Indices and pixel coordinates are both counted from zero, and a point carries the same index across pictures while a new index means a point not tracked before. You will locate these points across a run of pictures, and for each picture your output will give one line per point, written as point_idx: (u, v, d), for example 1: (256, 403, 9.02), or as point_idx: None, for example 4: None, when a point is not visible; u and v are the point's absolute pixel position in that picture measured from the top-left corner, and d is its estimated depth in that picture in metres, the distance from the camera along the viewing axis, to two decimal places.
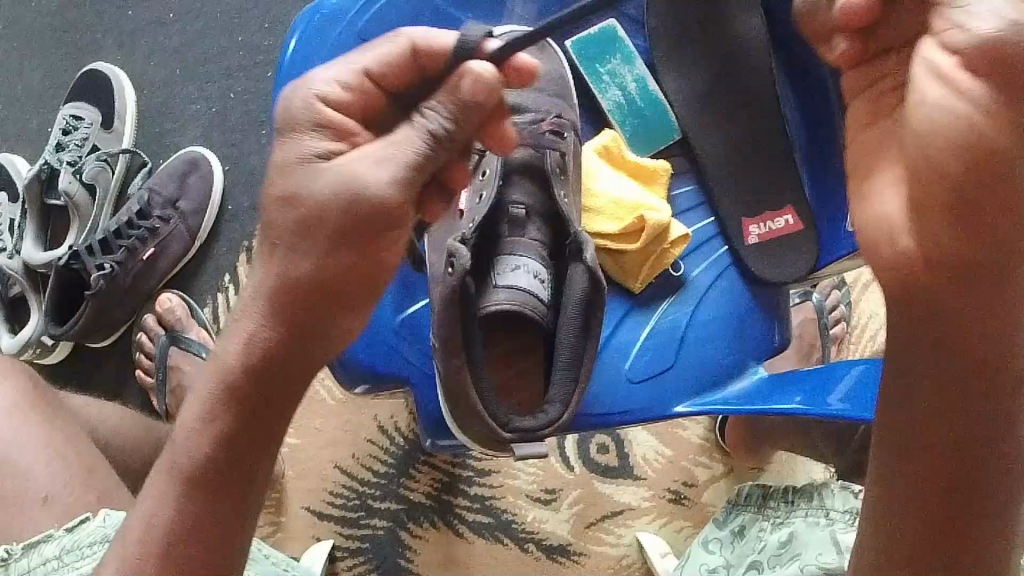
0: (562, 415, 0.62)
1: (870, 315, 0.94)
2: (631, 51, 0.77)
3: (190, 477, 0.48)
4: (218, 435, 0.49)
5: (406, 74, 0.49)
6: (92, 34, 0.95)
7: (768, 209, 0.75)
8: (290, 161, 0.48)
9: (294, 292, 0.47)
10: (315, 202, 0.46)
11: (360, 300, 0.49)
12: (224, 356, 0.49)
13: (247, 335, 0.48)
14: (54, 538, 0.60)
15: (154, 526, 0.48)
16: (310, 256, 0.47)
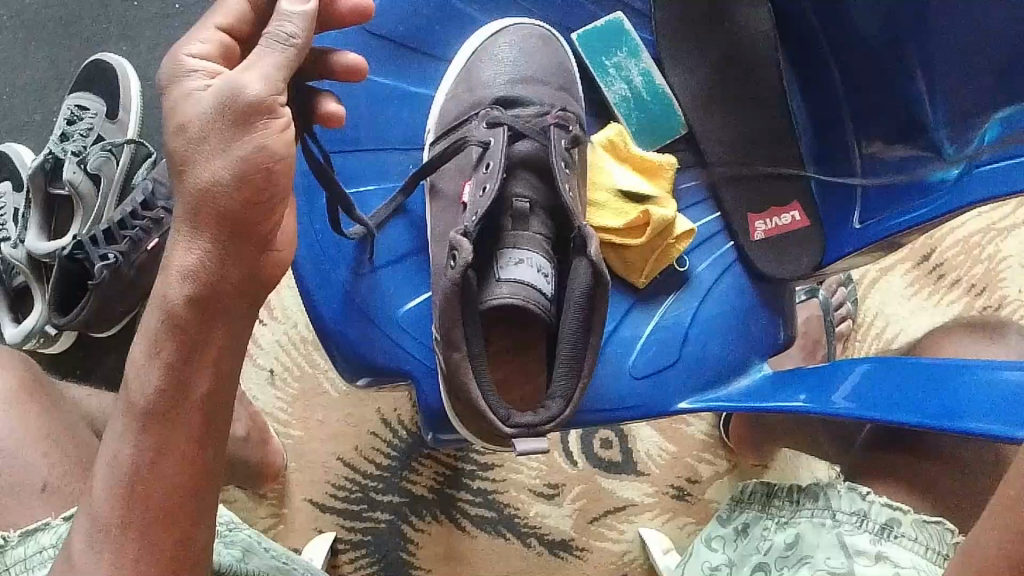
0: (563, 411, 0.62)
1: (874, 313, 0.94)
2: (637, 45, 0.77)
3: (145, 413, 0.46)
4: (168, 365, 0.45)
5: (255, 22, 0.49)
6: (96, 25, 0.96)
7: (772, 206, 0.75)
8: (172, 105, 0.45)
9: (219, 206, 0.44)
10: (201, 120, 0.44)
11: (272, 197, 0.45)
12: (162, 282, 0.45)
13: (185, 265, 0.45)
14: (51, 527, 0.59)
15: (117, 470, 0.46)
16: (214, 161, 0.44)
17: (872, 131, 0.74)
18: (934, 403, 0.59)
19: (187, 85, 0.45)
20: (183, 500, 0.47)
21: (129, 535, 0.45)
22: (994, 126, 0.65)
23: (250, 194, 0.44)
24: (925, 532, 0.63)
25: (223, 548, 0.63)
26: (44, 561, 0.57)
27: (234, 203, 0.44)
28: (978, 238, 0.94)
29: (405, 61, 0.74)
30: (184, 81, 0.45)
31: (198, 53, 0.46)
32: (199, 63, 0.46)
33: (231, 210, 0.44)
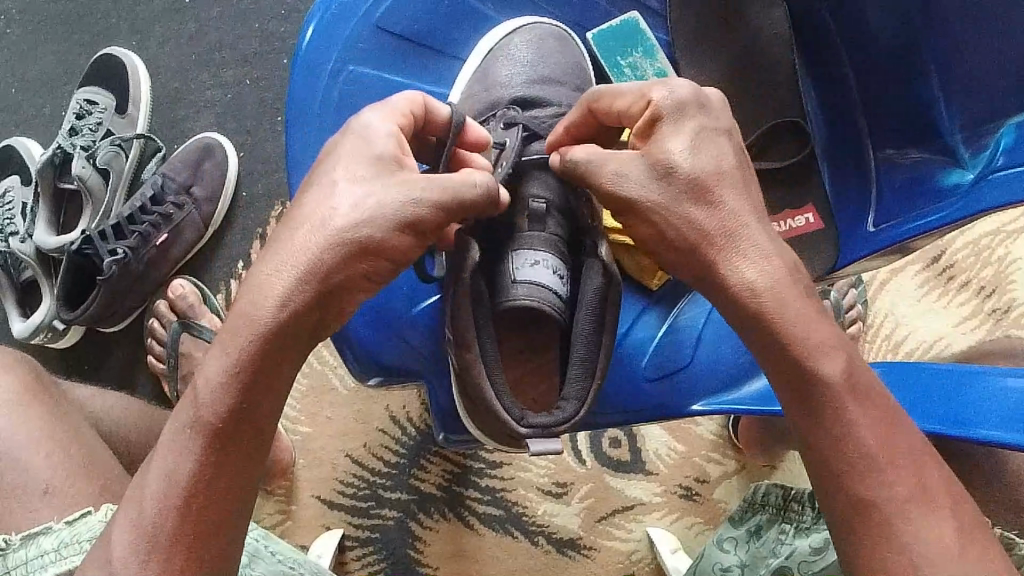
0: (578, 413, 0.60)
1: (884, 315, 0.94)
2: (653, 46, 0.76)
3: (211, 427, 0.44)
4: (241, 385, 0.44)
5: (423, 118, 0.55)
6: (106, 19, 0.95)
7: (788, 208, 0.74)
8: (351, 138, 0.49)
9: (334, 260, 0.45)
10: (368, 161, 0.48)
11: (389, 254, 0.46)
12: (250, 300, 0.44)
13: (282, 293, 0.44)
14: (53, 531, 0.59)
15: (173, 480, 0.44)
16: (346, 208, 0.46)
17: (889, 134, 0.74)
18: (954, 409, 0.58)
19: (375, 134, 0.49)
20: (229, 517, 0.45)
21: (177, 547, 0.43)
22: (1007, 131, 0.65)
23: (368, 263, 0.45)
24: None
25: None
26: (46, 565, 0.56)
27: (348, 270, 0.45)
28: (988, 241, 0.94)
29: (420, 60, 0.74)
30: (374, 128, 0.49)
31: (389, 122, 0.50)
32: (390, 128, 0.50)
33: (342, 266, 0.45)
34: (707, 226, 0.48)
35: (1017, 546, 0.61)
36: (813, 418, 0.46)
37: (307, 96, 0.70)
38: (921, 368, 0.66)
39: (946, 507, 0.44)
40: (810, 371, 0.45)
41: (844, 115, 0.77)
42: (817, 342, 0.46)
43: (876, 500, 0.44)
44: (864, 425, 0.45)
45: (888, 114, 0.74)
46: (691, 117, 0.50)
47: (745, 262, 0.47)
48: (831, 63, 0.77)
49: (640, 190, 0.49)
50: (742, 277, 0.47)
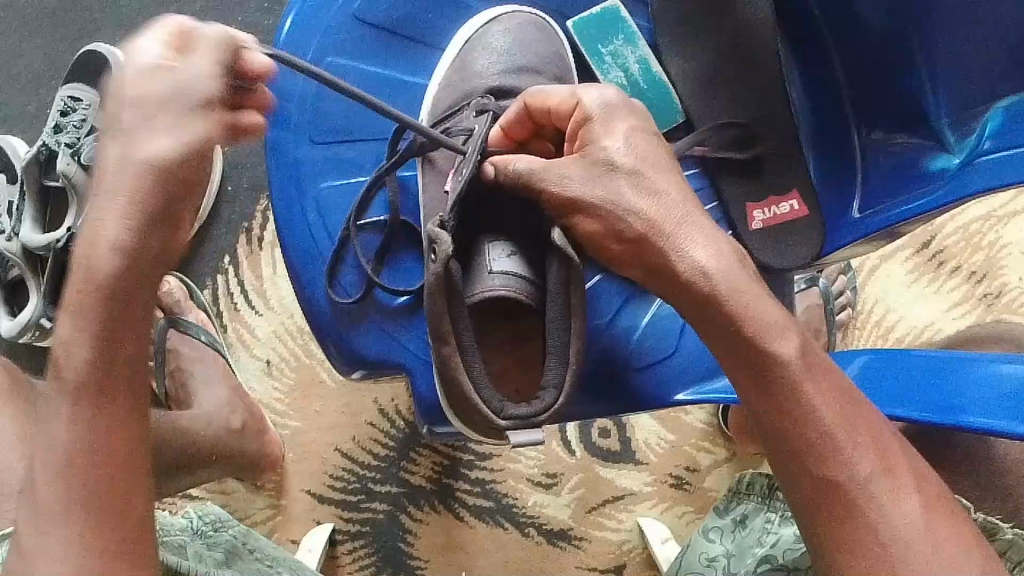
0: (557, 400, 0.59)
1: (874, 301, 0.93)
2: (634, 32, 0.76)
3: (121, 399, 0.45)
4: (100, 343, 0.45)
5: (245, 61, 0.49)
6: (91, 15, 0.95)
7: (772, 195, 0.74)
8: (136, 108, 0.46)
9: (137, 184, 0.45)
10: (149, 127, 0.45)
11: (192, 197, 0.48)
12: (85, 257, 0.45)
13: (115, 244, 0.45)
14: None
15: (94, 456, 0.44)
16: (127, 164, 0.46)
17: (874, 119, 0.74)
18: (935, 395, 0.58)
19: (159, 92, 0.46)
20: None
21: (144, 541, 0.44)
22: (994, 115, 0.65)
23: (167, 189, 0.46)
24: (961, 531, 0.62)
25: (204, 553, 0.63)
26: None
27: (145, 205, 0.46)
28: (977, 226, 0.93)
29: (398, 50, 0.74)
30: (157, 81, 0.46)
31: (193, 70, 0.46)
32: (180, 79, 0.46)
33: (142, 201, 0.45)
34: (654, 216, 0.51)
35: (1001, 533, 0.61)
36: (766, 394, 0.48)
37: (285, 87, 0.70)
38: (906, 355, 0.66)
39: (908, 482, 0.46)
40: (767, 351, 0.47)
41: (828, 101, 0.77)
42: (772, 323, 0.48)
43: (839, 480, 0.46)
44: (822, 401, 0.47)
45: (872, 102, 0.74)
46: (620, 118, 0.54)
47: (696, 247, 0.49)
48: (812, 47, 0.77)
49: (584, 189, 0.52)
50: (694, 260, 0.49)
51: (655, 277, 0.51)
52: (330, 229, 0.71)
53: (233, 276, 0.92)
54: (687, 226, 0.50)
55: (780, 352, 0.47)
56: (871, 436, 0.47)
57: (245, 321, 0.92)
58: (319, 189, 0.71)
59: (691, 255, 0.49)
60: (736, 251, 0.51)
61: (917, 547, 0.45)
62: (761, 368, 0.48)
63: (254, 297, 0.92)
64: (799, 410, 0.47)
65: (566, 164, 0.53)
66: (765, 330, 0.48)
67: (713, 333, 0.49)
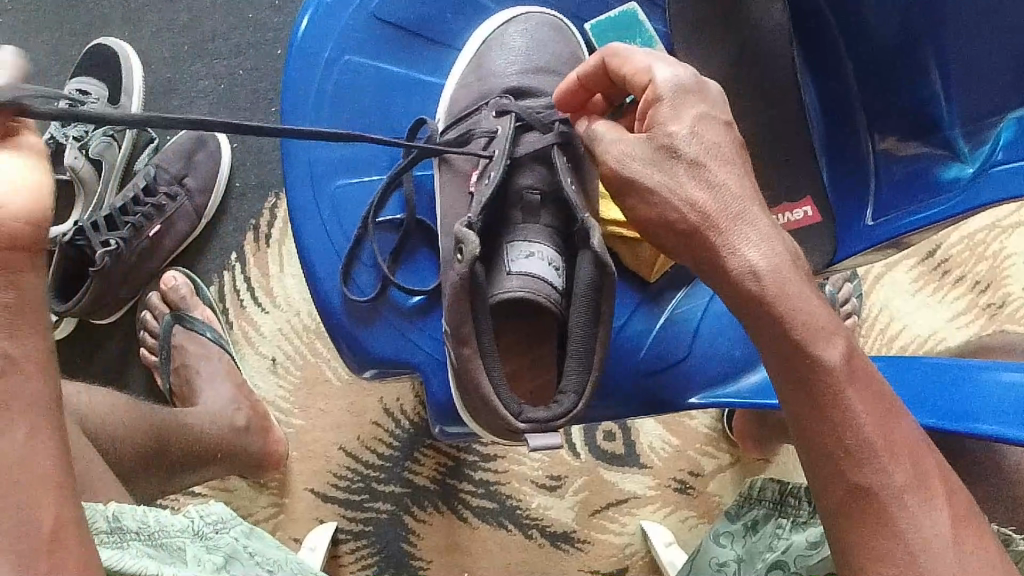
0: (576, 405, 0.59)
1: (878, 309, 0.94)
2: (650, 36, 0.76)
3: None
4: None
5: None
6: (100, 9, 0.95)
7: (786, 201, 0.75)
8: None
9: None
10: None
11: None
12: None
13: None
14: None
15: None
16: None
17: (888, 126, 0.75)
18: (951, 402, 0.58)
19: None
20: None
21: None
22: (1007, 126, 0.65)
23: None
24: None
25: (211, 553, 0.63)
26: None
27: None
28: (982, 236, 0.94)
29: (415, 50, 0.74)
30: None
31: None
32: None
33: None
34: (711, 209, 0.47)
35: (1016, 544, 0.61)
36: (815, 403, 0.46)
37: (302, 83, 0.70)
38: (913, 362, 0.67)
39: (940, 496, 0.46)
40: (813, 357, 0.46)
41: (842, 109, 0.77)
42: (818, 325, 0.46)
43: (872, 487, 0.46)
44: (864, 411, 0.46)
45: (884, 111, 0.74)
46: (691, 104, 0.50)
47: (750, 246, 0.47)
48: (825, 55, 0.77)
49: (645, 169, 0.49)
50: (744, 259, 0.46)
51: (706, 270, 0.48)
52: (343, 223, 0.71)
53: (239, 273, 0.92)
54: (741, 222, 0.47)
55: (825, 359, 0.46)
56: (909, 449, 0.46)
57: (250, 318, 0.92)
58: (334, 187, 0.71)
59: (744, 254, 0.47)
60: (792, 251, 0.48)
61: (946, 560, 0.44)
62: (812, 375, 0.46)
63: (259, 294, 0.92)
64: (839, 418, 0.46)
65: (629, 142, 0.50)
66: (809, 333, 0.46)
67: (760, 331, 0.47)
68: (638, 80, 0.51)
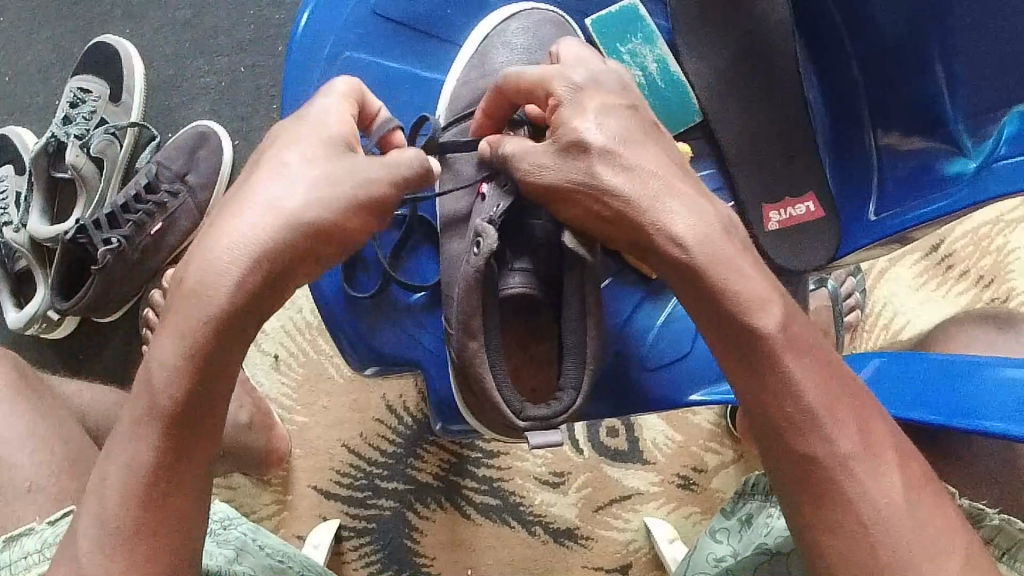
0: (575, 402, 0.59)
1: (882, 304, 0.94)
2: (652, 31, 0.74)
3: (168, 411, 0.45)
4: (194, 373, 0.45)
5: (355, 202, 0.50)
6: (101, 6, 0.95)
7: (788, 196, 0.74)
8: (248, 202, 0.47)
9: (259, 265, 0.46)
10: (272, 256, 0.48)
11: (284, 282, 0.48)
12: (203, 290, 0.45)
13: (239, 277, 0.45)
14: (35, 532, 0.58)
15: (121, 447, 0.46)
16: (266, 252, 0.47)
17: (891, 120, 0.74)
18: (953, 398, 0.58)
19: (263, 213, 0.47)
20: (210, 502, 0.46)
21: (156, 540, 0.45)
22: (1012, 119, 0.64)
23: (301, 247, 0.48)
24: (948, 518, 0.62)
25: (215, 548, 0.64)
26: (29, 565, 0.56)
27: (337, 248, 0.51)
28: (987, 231, 0.94)
29: (416, 46, 0.73)
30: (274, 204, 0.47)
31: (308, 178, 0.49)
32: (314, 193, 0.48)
33: (321, 233, 0.48)
34: (631, 192, 0.48)
35: (988, 519, 0.60)
36: (753, 372, 0.47)
37: (301, 80, 0.71)
38: (921, 357, 0.66)
39: (891, 463, 0.47)
40: (749, 327, 0.47)
41: (845, 103, 0.77)
42: (750, 295, 0.47)
43: (820, 457, 0.47)
44: (806, 377, 0.47)
45: (887, 105, 0.74)
46: (595, 101, 0.52)
47: (676, 217, 0.47)
48: (829, 51, 0.76)
49: (558, 172, 0.51)
50: (672, 232, 0.47)
51: (638, 244, 0.49)
52: None
53: None
54: (662, 198, 0.48)
55: (760, 329, 0.47)
56: (856, 415, 0.47)
57: None
58: None
59: (667, 226, 0.47)
60: (723, 220, 0.48)
61: (897, 534, 0.45)
62: (747, 345, 0.47)
63: None
64: (779, 385, 0.47)
65: (542, 151, 0.52)
66: (746, 305, 0.47)
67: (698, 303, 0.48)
68: (547, 87, 0.54)
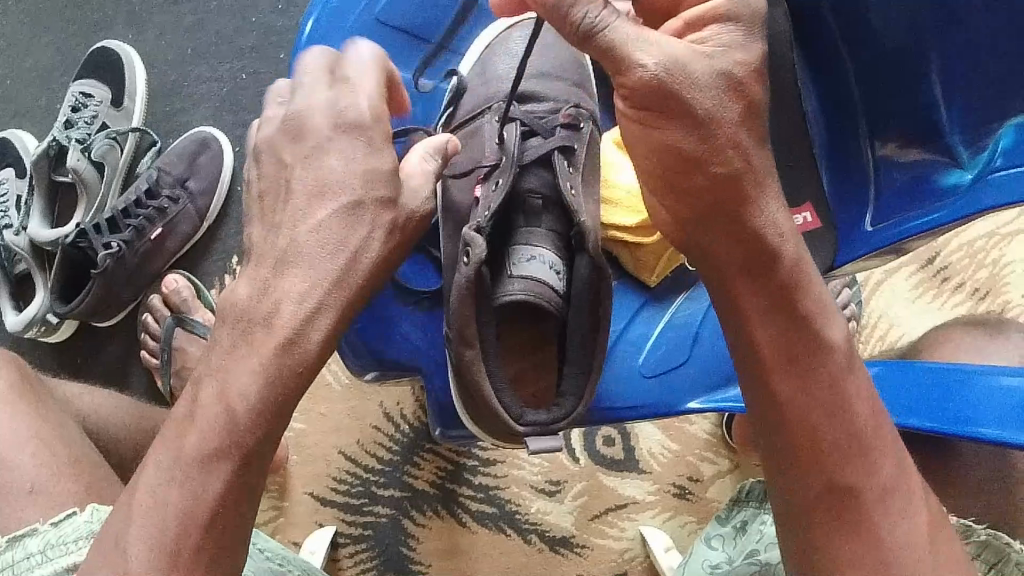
0: (576, 409, 0.60)
1: (878, 316, 0.94)
2: None
3: (238, 445, 0.45)
4: (273, 410, 0.45)
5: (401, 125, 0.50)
6: (104, 12, 0.95)
7: (785, 207, 0.75)
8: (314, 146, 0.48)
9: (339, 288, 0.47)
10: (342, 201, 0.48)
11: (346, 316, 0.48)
12: (288, 329, 0.45)
13: (317, 305, 0.46)
14: (39, 532, 0.58)
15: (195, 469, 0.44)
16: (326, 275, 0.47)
17: (888, 131, 0.75)
18: (947, 405, 0.59)
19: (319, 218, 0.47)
20: None
21: None
22: (1007, 131, 0.66)
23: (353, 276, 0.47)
24: None
25: None
26: (30, 566, 0.57)
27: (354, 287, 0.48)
28: (982, 244, 0.94)
29: (415, 53, 0.74)
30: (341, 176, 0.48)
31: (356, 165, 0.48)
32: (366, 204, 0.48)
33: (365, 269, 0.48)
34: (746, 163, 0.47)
35: (976, 534, 0.60)
36: (802, 376, 0.49)
37: None
38: (915, 366, 0.67)
39: (919, 496, 0.49)
40: (820, 335, 0.49)
41: (843, 116, 0.78)
42: (822, 304, 0.49)
43: (859, 486, 0.48)
44: (860, 402, 0.49)
45: (883, 118, 0.75)
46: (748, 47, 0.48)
47: (771, 204, 0.48)
48: (828, 65, 0.77)
49: (698, 94, 0.45)
50: (768, 220, 0.48)
51: (705, 240, 0.49)
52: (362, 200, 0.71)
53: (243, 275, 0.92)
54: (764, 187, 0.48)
55: (830, 337, 0.49)
56: (896, 449, 0.49)
57: None
58: None
59: (768, 211, 0.48)
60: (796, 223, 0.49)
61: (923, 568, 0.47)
62: (804, 347, 0.49)
63: None
64: (834, 400, 0.48)
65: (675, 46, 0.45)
66: (818, 317, 0.49)
67: (752, 305, 0.49)
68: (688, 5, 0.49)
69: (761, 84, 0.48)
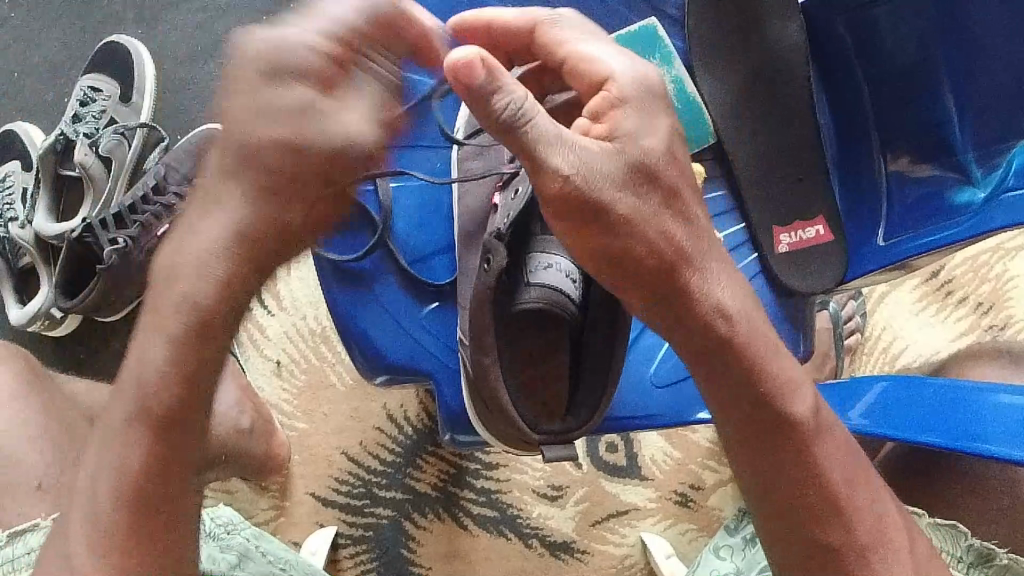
0: (592, 420, 0.60)
1: (881, 328, 0.95)
2: (669, 53, 0.73)
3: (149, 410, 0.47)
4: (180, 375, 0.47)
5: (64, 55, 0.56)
6: (112, 7, 0.95)
7: (797, 219, 0.75)
8: None
9: None
10: None
11: None
12: None
13: None
14: (40, 527, 0.60)
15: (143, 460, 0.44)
16: None
17: (900, 146, 0.75)
18: (955, 418, 0.59)
19: None
20: None
21: None
22: (1019, 152, 0.67)
23: None
24: (939, 534, 0.65)
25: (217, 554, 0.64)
26: None
27: None
28: (986, 257, 0.95)
29: None
30: None
31: None
32: None
33: None
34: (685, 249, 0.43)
35: (997, 558, 0.62)
36: (771, 450, 0.48)
37: None
38: (920, 381, 0.67)
39: (898, 547, 0.51)
40: (787, 412, 0.48)
41: (856, 129, 0.77)
42: (785, 379, 0.48)
43: (836, 544, 0.50)
44: (831, 466, 0.49)
45: (897, 132, 0.75)
46: (653, 113, 0.45)
47: (720, 289, 0.45)
48: (844, 78, 0.77)
49: (633, 206, 0.42)
50: (718, 308, 0.45)
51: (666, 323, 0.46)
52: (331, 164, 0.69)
53: None
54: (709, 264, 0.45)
55: (796, 414, 0.48)
56: (871, 506, 0.51)
57: (256, 322, 0.91)
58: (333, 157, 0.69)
59: (718, 296, 0.45)
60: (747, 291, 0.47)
61: None
62: (771, 422, 0.48)
63: (265, 297, 0.91)
64: (805, 473, 0.49)
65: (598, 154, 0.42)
66: (781, 390, 0.48)
67: (717, 383, 0.47)
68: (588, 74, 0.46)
69: (674, 166, 0.44)
